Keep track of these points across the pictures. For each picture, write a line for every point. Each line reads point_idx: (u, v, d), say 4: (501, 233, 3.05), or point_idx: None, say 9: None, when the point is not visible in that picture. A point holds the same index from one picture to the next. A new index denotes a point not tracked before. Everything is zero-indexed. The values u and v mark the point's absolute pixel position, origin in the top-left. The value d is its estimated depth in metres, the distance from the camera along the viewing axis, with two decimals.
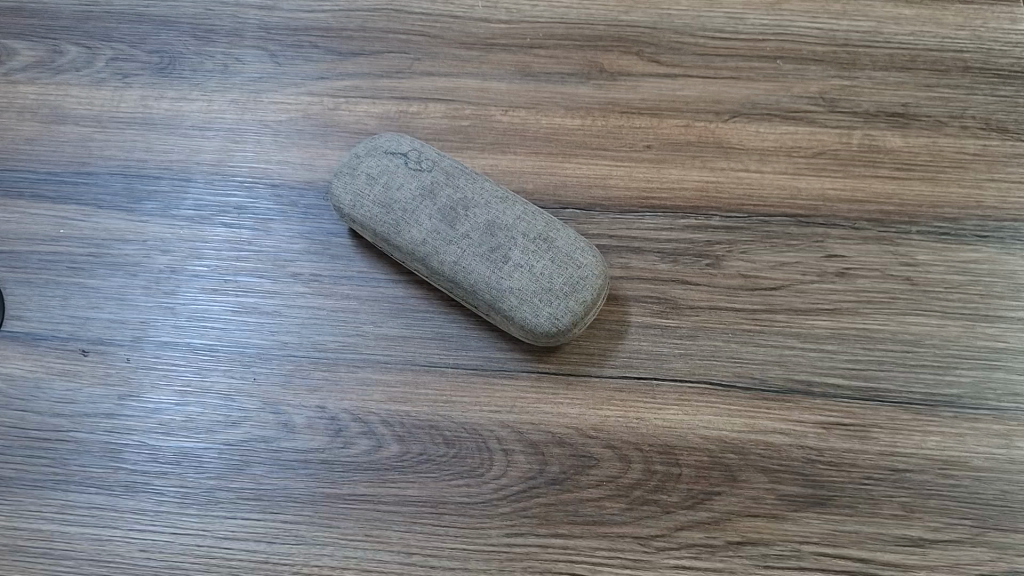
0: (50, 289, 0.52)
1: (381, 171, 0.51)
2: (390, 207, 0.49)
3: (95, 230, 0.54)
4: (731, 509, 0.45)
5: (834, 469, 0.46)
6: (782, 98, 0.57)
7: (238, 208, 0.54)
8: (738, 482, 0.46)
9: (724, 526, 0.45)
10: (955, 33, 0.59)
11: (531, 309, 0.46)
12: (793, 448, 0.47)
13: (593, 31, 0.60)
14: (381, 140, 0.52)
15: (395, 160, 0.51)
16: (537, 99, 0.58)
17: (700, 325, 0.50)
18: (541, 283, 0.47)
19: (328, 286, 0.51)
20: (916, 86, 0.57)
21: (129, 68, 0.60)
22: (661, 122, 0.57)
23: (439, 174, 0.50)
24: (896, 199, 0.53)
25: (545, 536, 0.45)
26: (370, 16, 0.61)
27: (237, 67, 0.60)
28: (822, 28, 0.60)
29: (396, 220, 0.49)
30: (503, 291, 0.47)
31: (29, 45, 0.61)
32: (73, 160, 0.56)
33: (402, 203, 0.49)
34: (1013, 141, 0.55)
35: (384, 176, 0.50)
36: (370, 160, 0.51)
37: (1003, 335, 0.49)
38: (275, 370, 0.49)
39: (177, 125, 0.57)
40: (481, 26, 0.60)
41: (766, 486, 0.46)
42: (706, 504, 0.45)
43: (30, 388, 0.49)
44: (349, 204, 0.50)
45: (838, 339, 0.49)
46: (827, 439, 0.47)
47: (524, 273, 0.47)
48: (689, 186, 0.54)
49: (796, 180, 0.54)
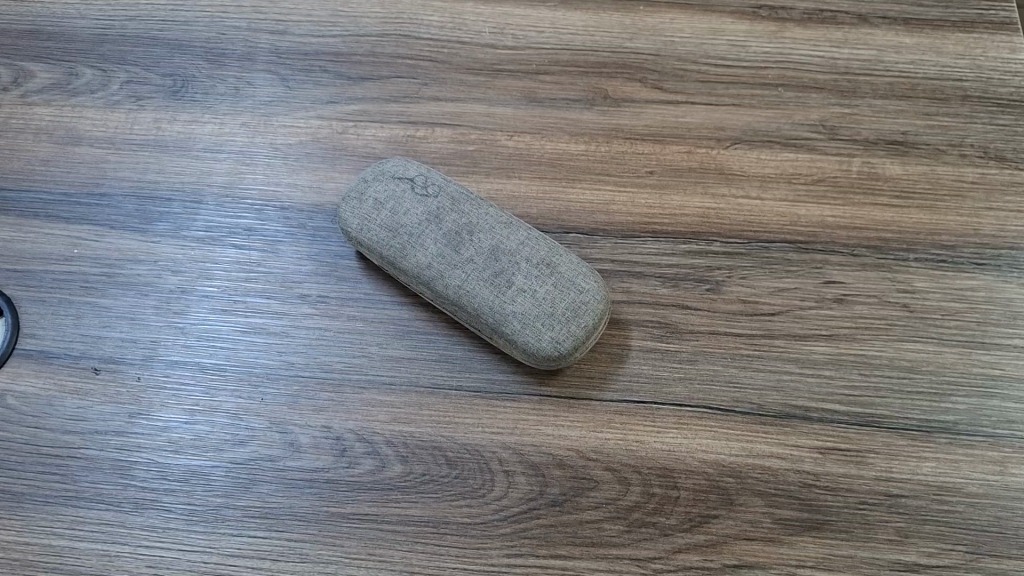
0: (64, 307, 0.53)
1: (388, 196, 0.52)
2: (396, 231, 0.50)
3: (108, 250, 0.55)
4: (728, 533, 0.46)
5: (830, 493, 0.47)
6: (783, 125, 0.58)
7: (247, 230, 0.55)
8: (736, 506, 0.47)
9: (721, 548, 0.46)
10: (955, 61, 0.60)
11: (535, 333, 0.47)
12: (788, 470, 0.47)
13: (597, 58, 0.61)
14: (389, 166, 0.53)
15: (402, 185, 0.52)
16: (542, 124, 0.59)
17: (702, 350, 0.51)
18: (545, 308, 0.48)
19: (334, 308, 0.53)
20: (916, 114, 0.58)
21: (142, 91, 0.61)
22: (664, 148, 0.57)
23: (445, 200, 0.51)
24: (895, 226, 0.54)
25: (545, 556, 0.46)
26: (379, 42, 0.62)
27: (248, 91, 0.61)
28: (824, 56, 0.61)
29: (402, 244, 0.50)
30: (508, 316, 0.48)
31: (45, 66, 0.62)
32: (87, 181, 0.58)
33: (408, 228, 0.50)
34: (1011, 169, 0.56)
35: (391, 201, 0.51)
36: (377, 185, 0.52)
37: (999, 362, 0.50)
38: (283, 391, 0.50)
39: (189, 147, 0.59)
40: (488, 52, 0.62)
41: (761, 509, 0.46)
42: (704, 526, 0.46)
43: (43, 406, 0.50)
44: (356, 228, 0.51)
45: (836, 365, 0.50)
46: (824, 465, 0.47)
47: (527, 297, 0.48)
48: (690, 212, 0.55)
49: (796, 207, 0.55)
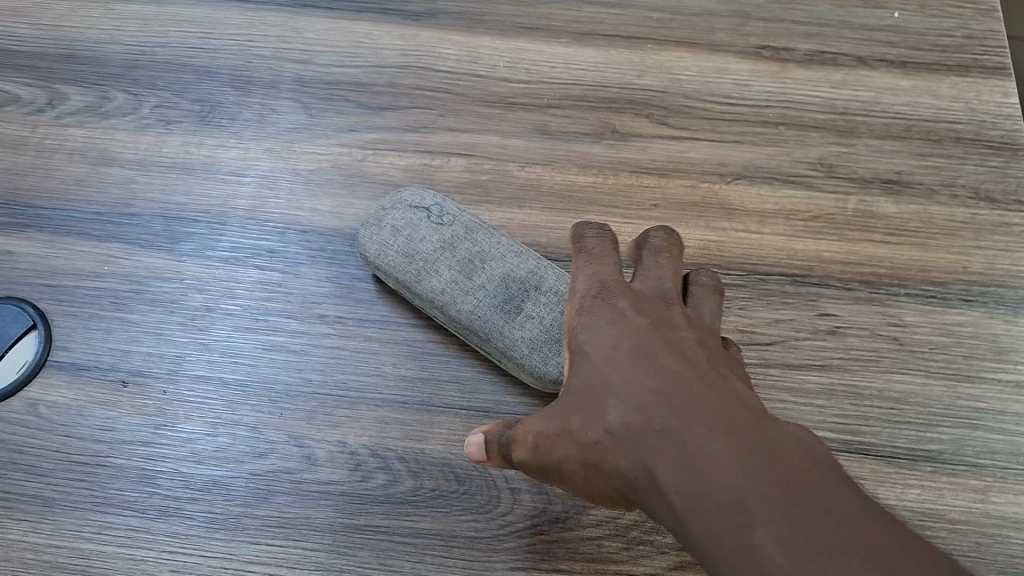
0: (94, 322, 0.56)
1: (405, 223, 0.54)
2: (413, 257, 0.53)
3: (137, 268, 0.58)
4: (607, 313, 0.39)
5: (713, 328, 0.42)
6: (783, 162, 0.61)
7: (270, 251, 0.58)
8: (619, 291, 0.40)
9: (599, 315, 0.40)
10: (949, 104, 0.63)
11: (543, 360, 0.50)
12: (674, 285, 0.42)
13: (607, 93, 0.64)
14: (406, 195, 0.56)
15: (418, 214, 0.55)
16: (552, 156, 0.62)
17: (602, 233, 0.45)
18: (553, 335, 0.50)
19: (351, 328, 0.55)
20: (910, 155, 0.61)
21: (172, 116, 0.64)
22: (669, 182, 0.60)
23: (459, 229, 0.54)
24: (887, 262, 0.57)
25: (490, 427, 0.42)
26: (398, 73, 0.65)
27: (273, 118, 0.64)
28: (824, 97, 0.64)
29: (417, 270, 0.53)
30: (517, 342, 0.50)
31: (79, 90, 0.65)
32: (117, 201, 0.60)
33: (424, 254, 0.53)
34: (1000, 210, 0.59)
35: (408, 228, 0.54)
36: (395, 213, 0.55)
37: (984, 395, 0.53)
38: (301, 407, 0.53)
39: (215, 170, 0.62)
40: (504, 86, 0.64)
41: (641, 298, 0.40)
42: (586, 310, 0.40)
43: (74, 416, 0.53)
44: (374, 253, 0.54)
45: (827, 395, 0.52)
46: (704, 310, 0.42)
47: (536, 324, 0.51)
48: (692, 244, 0.58)
49: (794, 242, 0.58)
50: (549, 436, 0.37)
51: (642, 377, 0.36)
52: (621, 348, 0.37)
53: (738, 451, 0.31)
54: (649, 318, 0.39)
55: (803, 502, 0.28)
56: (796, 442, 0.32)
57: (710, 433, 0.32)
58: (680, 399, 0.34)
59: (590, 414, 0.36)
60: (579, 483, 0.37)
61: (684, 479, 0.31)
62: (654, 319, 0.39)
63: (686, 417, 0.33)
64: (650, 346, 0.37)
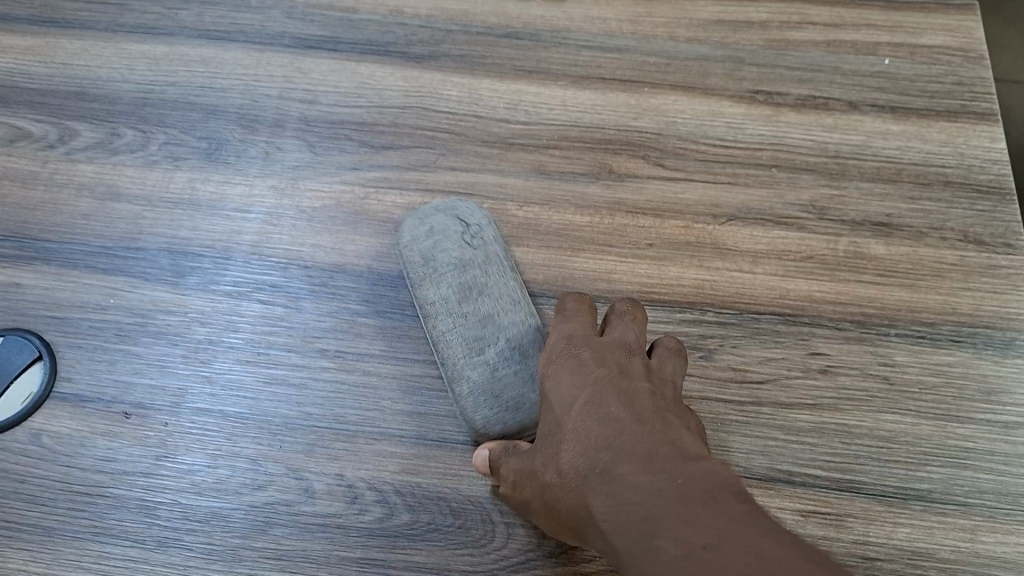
0: (98, 354, 0.57)
1: (441, 229, 0.57)
2: (427, 260, 0.55)
3: (141, 301, 0.59)
4: (569, 359, 0.45)
5: (676, 382, 0.47)
6: (776, 204, 0.62)
7: (272, 286, 0.59)
8: (582, 343, 0.46)
9: (562, 363, 0.45)
10: (938, 149, 0.65)
11: (474, 404, 0.52)
12: (635, 338, 0.47)
13: (604, 135, 0.66)
14: (461, 209, 0.59)
15: (457, 226, 0.57)
16: (550, 196, 0.63)
17: (580, 297, 0.51)
18: (494, 386, 0.52)
19: (351, 363, 0.56)
20: (900, 198, 0.62)
21: (179, 153, 0.66)
22: (664, 222, 0.62)
23: (480, 255, 0.56)
24: (877, 302, 0.58)
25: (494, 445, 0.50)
26: (401, 113, 0.67)
27: (278, 155, 0.65)
28: (815, 141, 0.65)
29: (424, 273, 0.55)
30: (463, 377, 0.52)
31: (90, 127, 0.67)
32: (124, 236, 0.62)
33: (437, 262, 0.55)
34: (988, 253, 0.60)
35: (441, 234, 0.56)
36: (440, 219, 0.58)
37: (972, 435, 0.53)
38: (300, 440, 0.54)
39: (220, 206, 0.63)
40: (503, 127, 0.66)
41: (601, 348, 0.46)
42: (554, 360, 0.46)
43: (76, 446, 0.54)
44: (405, 243, 0.57)
45: (818, 433, 0.53)
46: (669, 367, 0.47)
47: (487, 370, 0.52)
48: (686, 283, 0.59)
49: (786, 282, 0.59)
50: (524, 478, 0.45)
51: (586, 418, 0.41)
52: (577, 399, 0.43)
53: (651, 474, 0.35)
54: (607, 371, 0.44)
55: (691, 500, 0.33)
56: (711, 463, 0.36)
57: (631, 463, 0.37)
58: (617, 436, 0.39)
59: (552, 459, 0.42)
60: (552, 517, 0.43)
61: (608, 503, 0.37)
62: (610, 367, 0.44)
63: (615, 448, 0.38)
64: (602, 394, 0.42)
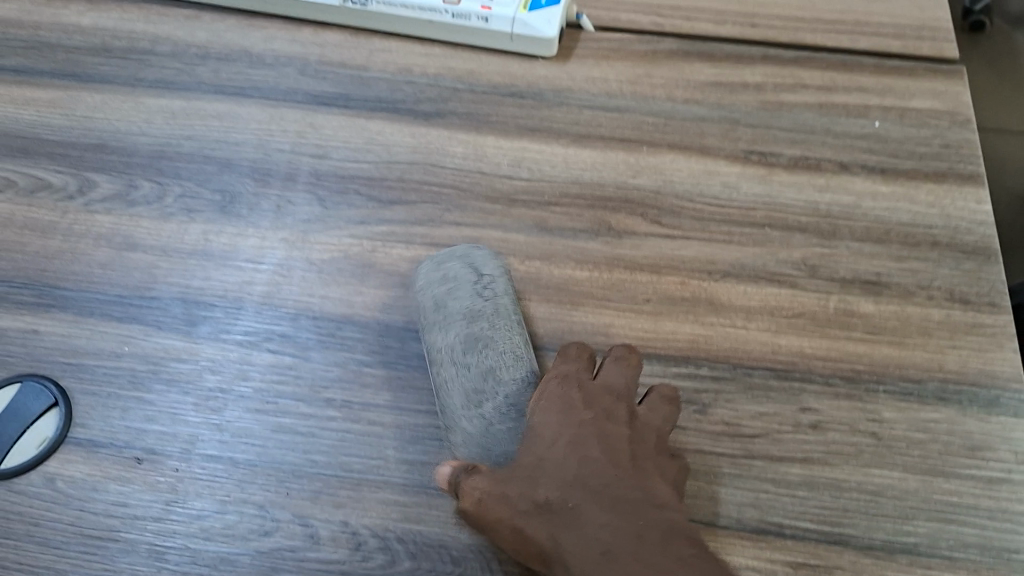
0: (112, 400, 0.59)
1: (457, 279, 0.61)
2: (440, 309, 0.60)
3: (154, 349, 0.61)
4: (560, 401, 0.53)
5: (660, 428, 0.54)
6: (769, 261, 0.64)
7: (282, 336, 0.61)
8: (575, 384, 0.55)
9: (552, 399, 0.54)
10: (926, 210, 0.67)
11: (465, 453, 0.56)
12: (622, 387, 0.55)
13: (603, 192, 0.68)
14: (477, 257, 0.63)
15: (472, 277, 0.62)
16: (551, 251, 0.65)
17: (582, 345, 0.58)
18: (487, 437, 0.55)
19: (356, 412, 0.58)
20: (889, 257, 0.65)
21: (194, 205, 0.68)
22: (660, 278, 0.64)
23: (488, 308, 0.60)
24: (866, 359, 0.60)
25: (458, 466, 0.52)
26: (408, 169, 0.70)
27: (289, 208, 0.68)
28: (807, 200, 0.67)
29: (434, 322, 0.60)
30: (457, 423, 0.56)
31: (108, 179, 0.70)
32: (139, 285, 0.64)
33: (448, 313, 0.60)
34: (974, 311, 0.62)
35: (455, 284, 0.61)
36: (456, 268, 0.62)
37: (958, 490, 0.55)
38: (306, 487, 0.55)
39: (232, 257, 0.65)
40: (506, 184, 0.69)
41: (592, 392, 0.54)
42: (546, 396, 0.54)
43: (89, 491, 0.56)
44: (420, 288, 0.62)
45: (809, 486, 0.55)
46: (656, 413, 0.55)
47: (482, 421, 0.56)
48: (682, 337, 0.61)
49: (778, 337, 0.61)
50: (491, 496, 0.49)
51: (570, 460, 0.50)
52: (563, 436, 0.51)
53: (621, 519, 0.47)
54: (592, 413, 0.53)
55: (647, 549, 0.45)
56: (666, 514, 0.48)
57: (600, 505, 0.48)
58: (594, 476, 0.49)
59: (529, 490, 0.49)
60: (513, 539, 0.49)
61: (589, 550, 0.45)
62: (593, 410, 0.53)
63: (590, 496, 0.48)
64: (586, 436, 0.51)
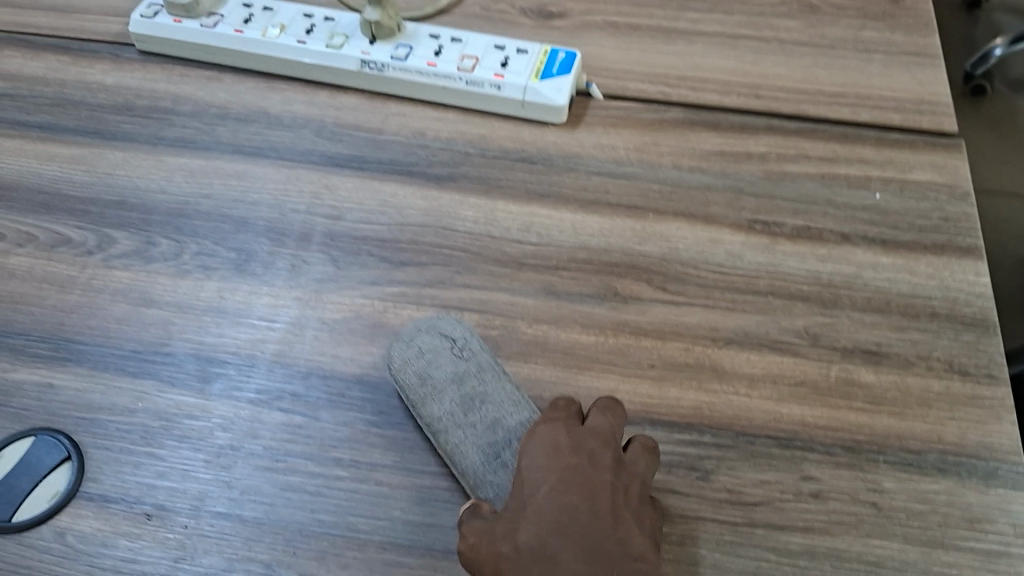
0: (124, 456, 0.60)
1: (431, 348, 0.62)
2: (424, 380, 0.60)
3: (167, 405, 0.62)
4: (547, 445, 0.54)
5: (644, 476, 0.56)
6: (771, 329, 0.66)
7: (293, 395, 0.63)
8: (563, 429, 0.56)
9: (539, 443, 0.55)
10: (925, 281, 0.68)
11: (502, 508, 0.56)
12: (608, 430, 0.56)
13: (610, 258, 0.70)
14: (442, 323, 0.63)
15: (445, 342, 0.62)
16: (558, 315, 0.67)
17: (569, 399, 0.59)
18: None
19: (364, 472, 0.59)
20: (890, 327, 0.66)
21: (210, 262, 0.70)
22: (665, 343, 0.65)
23: (473, 366, 0.61)
24: (867, 429, 0.61)
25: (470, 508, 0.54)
26: (420, 231, 0.71)
27: (303, 267, 0.69)
28: (809, 270, 0.69)
29: (424, 394, 0.60)
30: (483, 481, 0.56)
31: (127, 235, 0.71)
32: (154, 341, 0.65)
33: (435, 381, 0.60)
34: (973, 383, 0.63)
35: (431, 352, 0.61)
36: (425, 337, 0.62)
37: (957, 562, 0.56)
38: (313, 547, 0.56)
39: (246, 315, 0.67)
40: (516, 248, 0.70)
41: (579, 436, 0.55)
42: (534, 442, 0.55)
43: (99, 546, 0.57)
44: (397, 368, 0.61)
45: (809, 556, 0.56)
46: (641, 461, 0.56)
47: (507, 472, 0.56)
48: (686, 403, 0.62)
49: (780, 405, 0.62)
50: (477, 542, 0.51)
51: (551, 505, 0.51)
52: (547, 482, 0.52)
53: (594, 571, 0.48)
54: (576, 457, 0.54)
55: None
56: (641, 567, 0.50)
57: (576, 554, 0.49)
58: (573, 524, 0.50)
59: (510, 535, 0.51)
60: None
61: None
62: (578, 454, 0.54)
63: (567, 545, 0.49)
64: (569, 480, 0.52)
